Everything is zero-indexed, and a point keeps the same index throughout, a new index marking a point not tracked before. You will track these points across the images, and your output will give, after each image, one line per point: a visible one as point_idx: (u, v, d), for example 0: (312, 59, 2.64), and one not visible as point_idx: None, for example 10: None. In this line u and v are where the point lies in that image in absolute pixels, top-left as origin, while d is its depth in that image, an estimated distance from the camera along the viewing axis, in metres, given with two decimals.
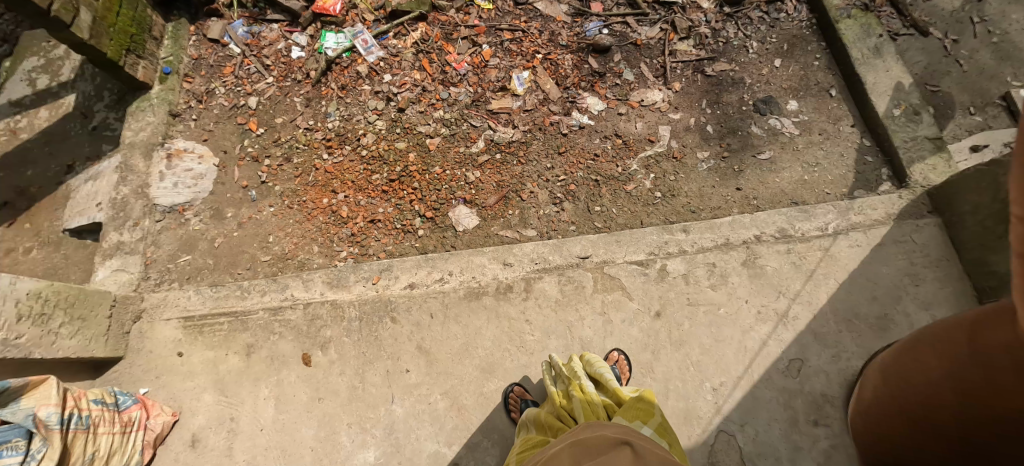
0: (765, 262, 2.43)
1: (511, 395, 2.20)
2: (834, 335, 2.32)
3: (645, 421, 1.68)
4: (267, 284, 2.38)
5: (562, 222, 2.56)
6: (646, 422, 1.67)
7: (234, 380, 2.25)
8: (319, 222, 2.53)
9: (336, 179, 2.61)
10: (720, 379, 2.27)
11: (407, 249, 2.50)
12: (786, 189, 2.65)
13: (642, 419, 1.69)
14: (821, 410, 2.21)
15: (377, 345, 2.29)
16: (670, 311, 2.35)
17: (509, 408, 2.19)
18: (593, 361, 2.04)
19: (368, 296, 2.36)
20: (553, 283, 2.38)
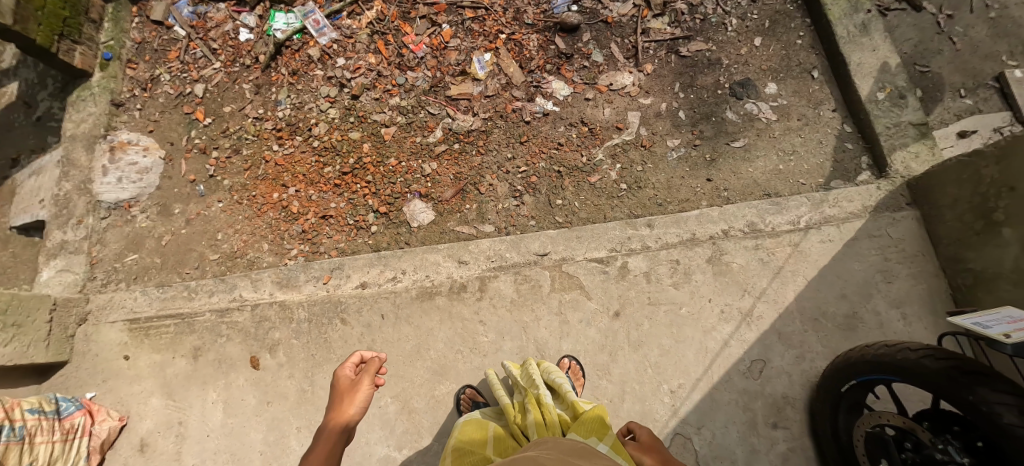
0: (732, 258, 2.32)
1: (462, 397, 2.14)
2: (799, 335, 2.24)
3: (601, 437, 1.61)
4: (215, 284, 2.31)
5: (521, 216, 2.46)
6: (603, 437, 1.60)
7: (182, 384, 2.21)
8: (269, 218, 2.47)
9: (287, 172, 2.53)
10: (678, 381, 2.20)
11: (360, 246, 2.43)
12: (759, 179, 2.52)
13: (598, 435, 1.62)
14: (781, 413, 2.16)
15: (326, 347, 2.23)
16: (630, 311, 2.27)
17: (459, 409, 2.13)
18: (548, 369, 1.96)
19: (318, 297, 2.28)
20: (508, 282, 2.30)
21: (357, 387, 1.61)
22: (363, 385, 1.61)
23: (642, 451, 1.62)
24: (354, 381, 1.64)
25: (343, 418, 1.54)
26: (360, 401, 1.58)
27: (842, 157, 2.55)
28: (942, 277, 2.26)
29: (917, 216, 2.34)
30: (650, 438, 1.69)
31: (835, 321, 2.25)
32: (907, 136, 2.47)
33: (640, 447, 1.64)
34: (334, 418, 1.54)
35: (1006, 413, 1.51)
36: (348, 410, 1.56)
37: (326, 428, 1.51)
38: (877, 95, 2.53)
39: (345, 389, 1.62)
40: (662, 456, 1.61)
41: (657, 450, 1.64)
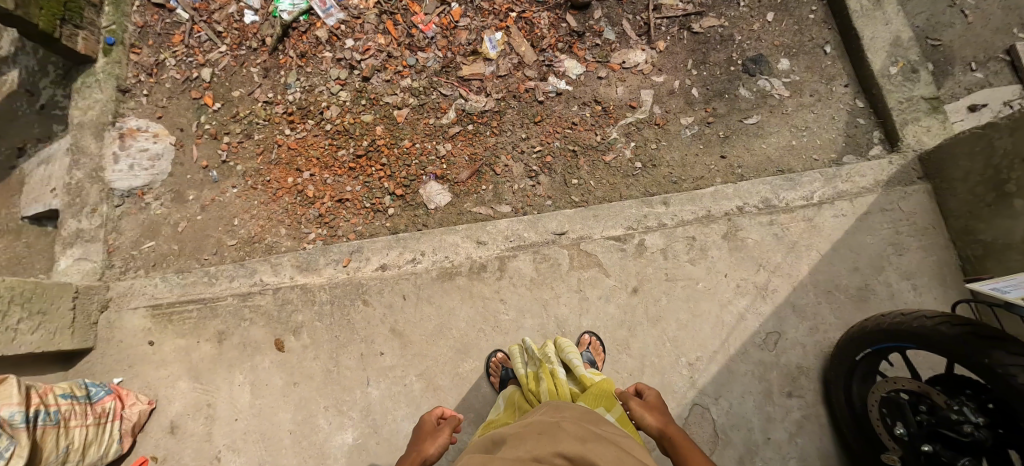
0: (747, 234, 2.35)
1: (493, 360, 2.20)
2: (813, 307, 2.29)
3: (609, 408, 1.75)
4: (235, 269, 2.33)
5: (538, 196, 2.48)
6: (612, 408, 1.75)
7: (208, 368, 2.25)
8: (284, 203, 2.46)
9: (300, 156, 2.51)
10: (696, 354, 2.26)
11: (378, 229, 2.44)
12: (772, 155, 2.55)
13: (606, 406, 1.75)
14: (796, 382, 2.24)
15: (349, 328, 2.26)
16: (647, 286, 2.30)
17: (489, 372, 2.20)
18: (565, 350, 1.99)
19: (339, 279, 2.30)
20: (528, 261, 2.33)
21: (433, 426, 1.83)
22: (432, 422, 1.85)
23: (647, 410, 1.77)
24: (424, 417, 1.88)
25: (421, 444, 1.76)
26: (438, 436, 1.76)
27: (855, 132, 2.58)
28: (951, 249, 2.31)
29: (927, 190, 2.38)
30: (656, 399, 1.83)
31: (848, 293, 2.31)
32: (919, 110, 2.50)
33: (644, 406, 1.79)
34: (414, 452, 1.73)
35: (1019, 374, 1.57)
36: (424, 442, 1.76)
37: (404, 457, 1.73)
38: (889, 69, 2.55)
39: (417, 430, 1.84)
40: (665, 418, 1.74)
41: (661, 411, 1.78)
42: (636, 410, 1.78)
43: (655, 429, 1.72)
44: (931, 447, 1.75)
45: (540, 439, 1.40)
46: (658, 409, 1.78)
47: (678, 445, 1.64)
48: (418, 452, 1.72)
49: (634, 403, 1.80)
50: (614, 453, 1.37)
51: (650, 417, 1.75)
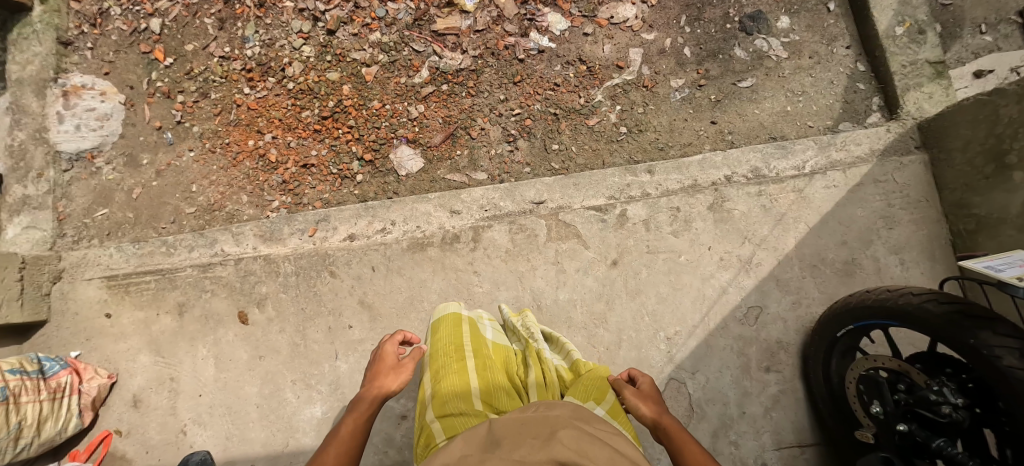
0: (734, 205, 2.23)
1: None
2: (797, 281, 2.21)
3: (599, 401, 1.69)
4: (194, 239, 2.21)
5: (515, 162, 2.35)
6: (601, 402, 1.69)
7: (169, 341, 2.17)
8: (245, 168, 2.31)
9: (261, 117, 2.35)
10: (676, 329, 2.17)
11: (346, 196, 2.31)
12: (764, 121, 2.42)
13: (596, 399, 1.70)
14: (775, 357, 2.18)
15: (316, 300, 2.16)
16: (628, 259, 2.20)
17: None
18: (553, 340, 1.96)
19: (305, 250, 2.19)
20: (503, 232, 2.22)
21: (397, 360, 1.81)
22: (396, 358, 1.82)
23: (640, 399, 1.73)
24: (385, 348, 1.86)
25: (381, 375, 1.75)
26: (399, 370, 1.76)
27: (853, 97, 2.45)
28: (944, 222, 2.22)
29: (924, 160, 2.26)
30: (649, 387, 1.80)
31: (835, 267, 2.23)
32: (922, 75, 2.36)
33: (638, 394, 1.75)
34: (375, 385, 1.71)
35: (1006, 356, 1.51)
36: (384, 374, 1.75)
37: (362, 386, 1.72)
38: (894, 30, 2.40)
39: (376, 361, 1.83)
40: (659, 408, 1.70)
41: (654, 399, 1.74)
42: (629, 398, 1.74)
43: (648, 419, 1.68)
44: (907, 426, 1.68)
45: (536, 440, 1.27)
46: (652, 400, 1.73)
47: (672, 433, 1.59)
48: (379, 385, 1.71)
49: (627, 391, 1.76)
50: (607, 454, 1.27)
51: (645, 407, 1.70)
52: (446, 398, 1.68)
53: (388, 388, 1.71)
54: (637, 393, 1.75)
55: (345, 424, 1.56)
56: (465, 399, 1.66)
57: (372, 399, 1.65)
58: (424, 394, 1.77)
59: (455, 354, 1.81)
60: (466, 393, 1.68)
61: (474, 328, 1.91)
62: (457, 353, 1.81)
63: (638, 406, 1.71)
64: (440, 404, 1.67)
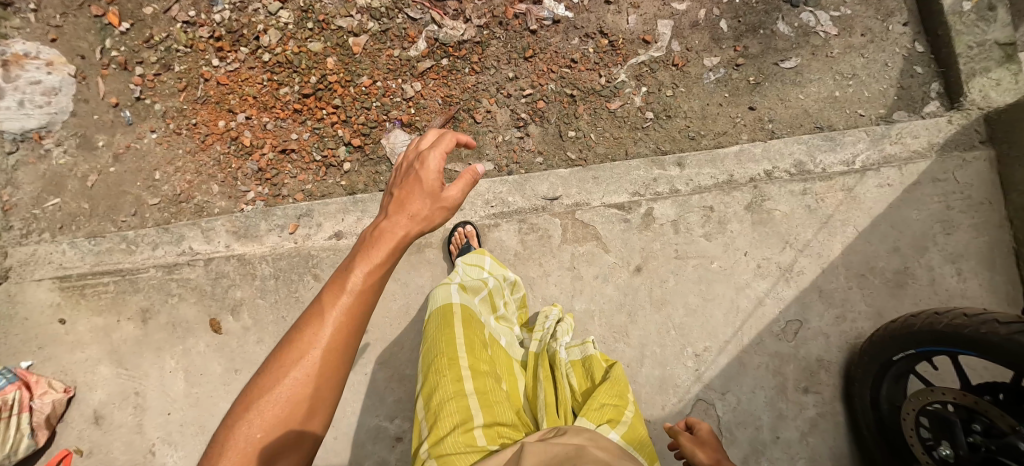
0: (775, 205, 1.97)
1: None
2: (842, 293, 1.97)
3: (614, 424, 1.53)
4: (158, 235, 1.94)
5: (526, 151, 2.06)
6: (616, 425, 1.53)
7: (133, 351, 1.92)
8: (216, 153, 2.02)
9: (233, 93, 2.04)
10: (705, 344, 1.93)
11: (331, 188, 2.02)
12: (810, 108, 2.13)
13: (610, 422, 1.53)
14: (814, 377, 1.95)
15: (298, 308, 1.90)
16: (654, 265, 1.94)
17: None
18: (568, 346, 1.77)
19: (285, 249, 1.93)
20: (511, 232, 1.96)
21: (434, 184, 1.25)
22: (435, 179, 1.26)
23: (694, 445, 1.57)
24: (420, 158, 1.28)
25: (406, 203, 1.24)
26: (432, 203, 1.23)
27: (909, 82, 2.16)
28: (1008, 228, 1.96)
29: (990, 157, 1.99)
30: (709, 434, 1.62)
31: (884, 277, 1.98)
32: (991, 58, 2.06)
33: (694, 439, 1.59)
34: (398, 223, 1.22)
35: None
36: (411, 201, 1.24)
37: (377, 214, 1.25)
38: (962, 5, 2.09)
39: (404, 173, 1.29)
40: (717, 455, 1.54)
41: (712, 446, 1.57)
42: (684, 445, 1.58)
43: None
44: None
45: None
46: (710, 447, 1.57)
47: None
48: (399, 223, 1.22)
49: (683, 437, 1.59)
50: None
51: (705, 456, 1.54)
52: (442, 427, 1.50)
53: (411, 230, 1.23)
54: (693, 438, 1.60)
55: (343, 289, 1.18)
56: (463, 428, 1.48)
57: (385, 246, 1.21)
58: (418, 421, 1.58)
59: (451, 369, 1.60)
60: (465, 420, 1.50)
61: (471, 332, 1.68)
62: (453, 368, 1.59)
63: (694, 452, 1.55)
64: (435, 435, 1.49)
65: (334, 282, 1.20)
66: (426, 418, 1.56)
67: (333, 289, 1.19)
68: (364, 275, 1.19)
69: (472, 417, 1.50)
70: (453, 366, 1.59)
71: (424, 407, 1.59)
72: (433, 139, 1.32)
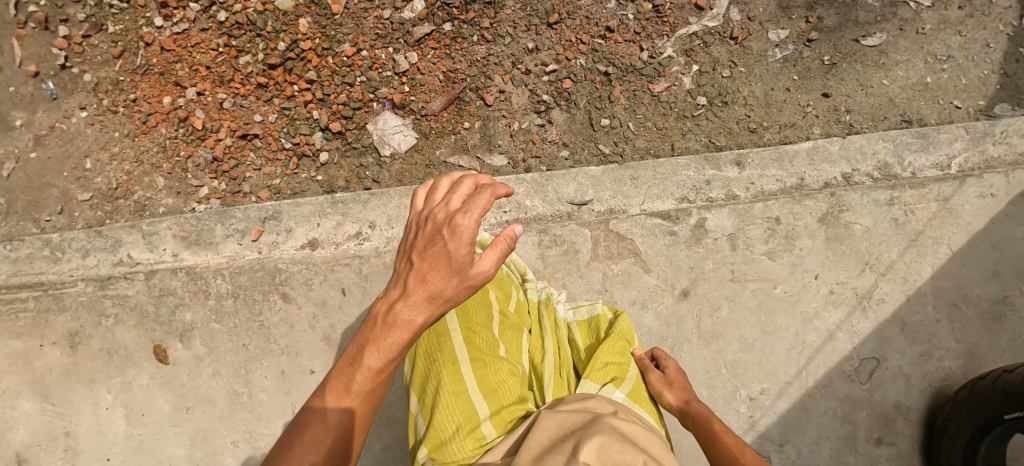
0: (854, 219, 1.61)
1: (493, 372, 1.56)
2: (929, 326, 1.61)
3: (619, 383, 1.33)
4: (89, 239, 1.57)
5: (548, 143, 1.67)
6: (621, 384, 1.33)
7: (60, 383, 1.55)
8: (161, 137, 1.63)
9: (181, 62, 1.64)
10: (761, 385, 1.58)
11: (305, 184, 1.64)
12: (895, 96, 1.70)
13: (615, 382, 1.33)
14: (891, 427, 1.58)
15: (263, 335, 1.55)
16: (703, 289, 1.59)
17: None
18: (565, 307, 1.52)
19: (246, 261, 1.57)
20: (529, 245, 1.59)
21: (465, 258, 1.03)
22: (464, 254, 1.02)
23: (663, 384, 1.39)
24: (450, 222, 1.04)
25: (426, 279, 1.03)
26: (459, 284, 1.02)
27: (1015, 68, 1.71)
28: None
29: None
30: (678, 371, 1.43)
31: (979, 308, 1.61)
32: None
33: (665, 377, 1.40)
34: (415, 307, 1.02)
35: None
36: (433, 279, 1.02)
37: (391, 290, 1.04)
38: None
39: (427, 240, 1.05)
40: (688, 394, 1.37)
41: (684, 385, 1.40)
42: (652, 384, 1.39)
43: (676, 407, 1.36)
44: None
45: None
46: (681, 387, 1.39)
47: (703, 429, 1.29)
48: (417, 309, 1.02)
49: (653, 375, 1.41)
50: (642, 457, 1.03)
51: (671, 396, 1.37)
52: (439, 423, 1.25)
53: (431, 314, 1.04)
54: (660, 375, 1.41)
55: (350, 386, 1.02)
56: (463, 420, 1.24)
57: (400, 336, 1.02)
58: (414, 417, 1.33)
59: (442, 346, 1.36)
60: (463, 410, 1.26)
61: None
62: (443, 345, 1.36)
63: (663, 390, 1.38)
64: (432, 433, 1.24)
65: (340, 373, 1.02)
66: (423, 411, 1.31)
67: (339, 381, 1.02)
68: (374, 371, 1.02)
69: (469, 403, 1.26)
70: (443, 340, 1.36)
71: (417, 400, 1.34)
72: (468, 193, 1.05)
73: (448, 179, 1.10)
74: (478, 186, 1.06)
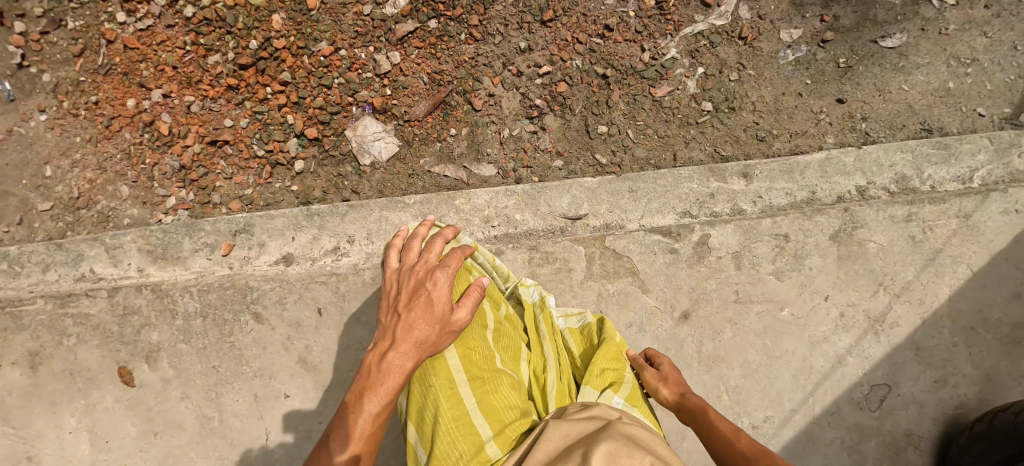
0: (868, 237, 1.50)
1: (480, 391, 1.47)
2: (945, 351, 1.49)
3: (617, 388, 1.28)
4: (48, 253, 1.47)
5: (540, 152, 1.55)
6: (619, 388, 1.28)
7: (19, 406, 1.44)
8: (124, 143, 1.53)
9: (146, 61, 1.52)
10: (764, 413, 1.48)
11: (279, 194, 1.54)
12: (914, 102, 1.57)
13: (613, 387, 1.28)
14: (901, 458, 1.46)
15: (235, 357, 1.46)
16: (705, 311, 1.49)
17: None
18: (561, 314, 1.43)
19: (216, 278, 1.48)
20: (519, 264, 1.49)
21: (445, 307, 1.21)
22: (444, 302, 1.21)
23: (656, 379, 1.31)
24: (430, 277, 1.23)
25: (413, 327, 1.18)
26: (442, 328, 1.18)
27: None
28: None
29: None
30: (671, 367, 1.35)
31: (999, 333, 1.49)
32: None
33: (660, 374, 1.33)
34: (405, 352, 1.16)
35: None
36: (419, 325, 1.18)
37: (381, 340, 1.17)
38: None
39: (409, 296, 1.22)
40: (683, 387, 1.30)
41: (680, 379, 1.32)
42: (646, 382, 1.32)
43: (671, 401, 1.28)
44: None
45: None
46: (674, 380, 1.31)
47: (700, 419, 1.21)
48: (408, 353, 1.16)
49: (648, 373, 1.33)
50: (650, 458, 1.01)
51: (666, 390, 1.29)
52: (442, 452, 1.16)
53: (419, 358, 1.17)
54: (653, 372, 1.33)
55: (352, 433, 1.09)
56: (468, 445, 1.16)
57: (394, 381, 1.14)
58: (413, 449, 1.22)
59: (436, 369, 1.26)
60: (467, 435, 1.18)
61: None
62: (437, 367, 1.25)
63: (656, 385, 1.31)
64: (436, 463, 1.15)
65: (341, 421, 1.09)
66: (422, 442, 1.21)
67: (341, 429, 1.09)
68: (374, 414, 1.10)
69: (472, 427, 1.19)
70: (436, 361, 1.26)
71: (414, 430, 1.24)
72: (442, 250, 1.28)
73: (418, 241, 1.30)
74: (447, 238, 1.29)
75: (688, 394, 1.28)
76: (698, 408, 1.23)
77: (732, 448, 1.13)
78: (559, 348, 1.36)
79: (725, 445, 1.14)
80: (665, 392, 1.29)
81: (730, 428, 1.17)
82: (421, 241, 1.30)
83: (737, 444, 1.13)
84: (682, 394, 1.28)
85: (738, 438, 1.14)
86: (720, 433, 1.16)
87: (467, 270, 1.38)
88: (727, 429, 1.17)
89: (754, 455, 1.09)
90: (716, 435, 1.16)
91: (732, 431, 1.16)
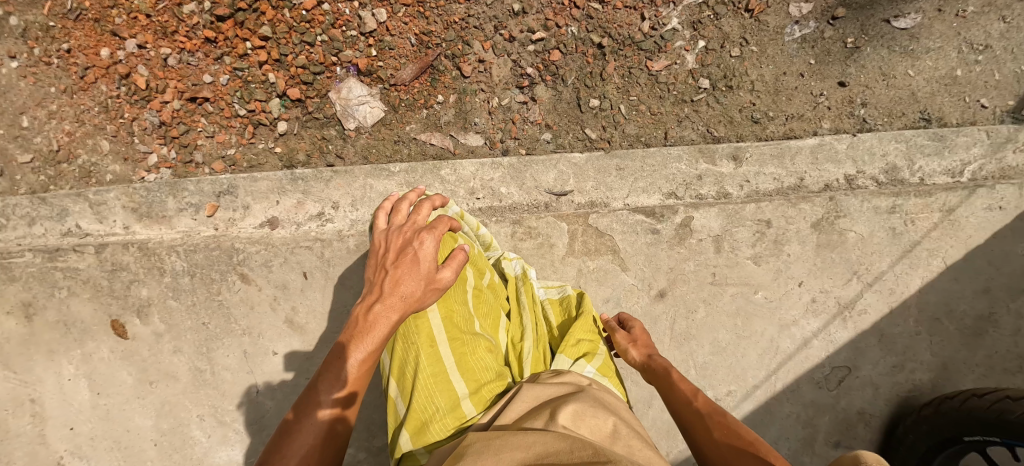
0: (850, 226, 1.52)
1: None
2: (907, 339, 1.52)
3: (590, 357, 1.31)
4: (33, 206, 1.47)
5: (529, 123, 1.52)
6: (593, 357, 1.31)
7: (17, 352, 1.49)
8: (101, 95, 1.48)
9: (118, 7, 1.44)
10: (728, 387, 1.53)
11: (262, 156, 1.52)
12: (918, 89, 1.53)
13: (586, 357, 1.31)
14: (851, 432, 1.52)
15: (223, 315, 1.51)
16: (680, 292, 1.52)
17: None
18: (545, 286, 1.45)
19: (202, 238, 1.50)
20: (502, 236, 1.51)
21: (431, 267, 1.20)
22: (430, 262, 1.20)
23: (628, 343, 1.34)
24: (417, 237, 1.23)
25: (399, 284, 1.17)
26: (428, 285, 1.16)
27: None
28: None
29: None
30: (643, 333, 1.37)
31: (962, 324, 1.51)
32: None
33: (631, 338, 1.35)
34: (389, 307, 1.14)
35: None
36: (405, 283, 1.17)
37: (368, 294, 1.17)
38: None
39: (396, 255, 1.21)
40: (653, 352, 1.31)
41: (651, 345, 1.34)
42: (616, 344, 1.35)
43: (638, 364, 1.30)
44: None
45: (496, 438, 1.00)
46: (645, 343, 1.33)
47: (662, 379, 1.22)
48: (392, 306, 1.14)
49: (619, 336, 1.36)
50: (613, 421, 1.08)
51: (634, 353, 1.31)
52: (419, 405, 1.21)
53: (405, 313, 1.16)
54: (623, 336, 1.35)
55: (340, 376, 1.09)
56: (444, 400, 1.21)
57: (381, 332, 1.13)
58: (392, 403, 1.26)
59: (419, 327, 1.29)
60: (444, 391, 1.22)
61: None
62: (420, 326, 1.29)
63: (626, 347, 1.33)
64: (413, 415, 1.20)
65: (329, 364, 1.09)
66: (401, 396, 1.25)
67: (330, 371, 1.09)
68: (361, 361, 1.10)
69: (449, 384, 1.22)
70: (419, 321, 1.29)
71: (394, 385, 1.27)
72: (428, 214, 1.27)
73: (405, 204, 1.29)
74: (435, 204, 1.31)
75: (655, 357, 1.28)
76: (662, 370, 1.24)
77: (689, 408, 1.13)
78: (539, 316, 1.40)
79: (683, 405, 1.14)
80: (633, 354, 1.31)
81: (690, 388, 1.17)
82: (410, 203, 1.30)
83: (694, 404, 1.13)
84: (651, 357, 1.29)
85: (696, 398, 1.14)
86: (679, 393, 1.16)
87: (454, 236, 1.38)
88: (686, 390, 1.17)
89: (708, 414, 1.10)
90: (676, 395, 1.17)
91: (690, 391, 1.16)
